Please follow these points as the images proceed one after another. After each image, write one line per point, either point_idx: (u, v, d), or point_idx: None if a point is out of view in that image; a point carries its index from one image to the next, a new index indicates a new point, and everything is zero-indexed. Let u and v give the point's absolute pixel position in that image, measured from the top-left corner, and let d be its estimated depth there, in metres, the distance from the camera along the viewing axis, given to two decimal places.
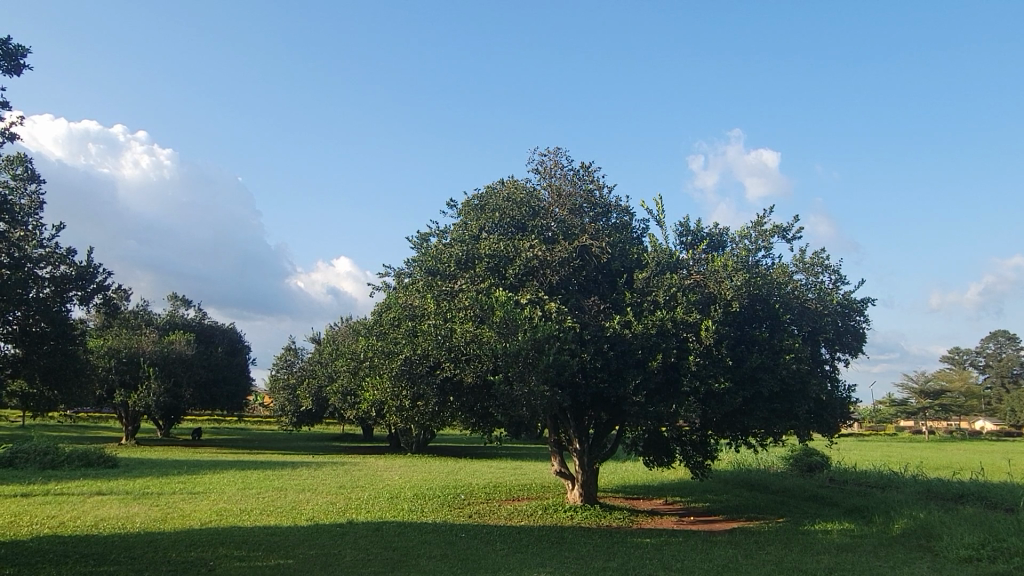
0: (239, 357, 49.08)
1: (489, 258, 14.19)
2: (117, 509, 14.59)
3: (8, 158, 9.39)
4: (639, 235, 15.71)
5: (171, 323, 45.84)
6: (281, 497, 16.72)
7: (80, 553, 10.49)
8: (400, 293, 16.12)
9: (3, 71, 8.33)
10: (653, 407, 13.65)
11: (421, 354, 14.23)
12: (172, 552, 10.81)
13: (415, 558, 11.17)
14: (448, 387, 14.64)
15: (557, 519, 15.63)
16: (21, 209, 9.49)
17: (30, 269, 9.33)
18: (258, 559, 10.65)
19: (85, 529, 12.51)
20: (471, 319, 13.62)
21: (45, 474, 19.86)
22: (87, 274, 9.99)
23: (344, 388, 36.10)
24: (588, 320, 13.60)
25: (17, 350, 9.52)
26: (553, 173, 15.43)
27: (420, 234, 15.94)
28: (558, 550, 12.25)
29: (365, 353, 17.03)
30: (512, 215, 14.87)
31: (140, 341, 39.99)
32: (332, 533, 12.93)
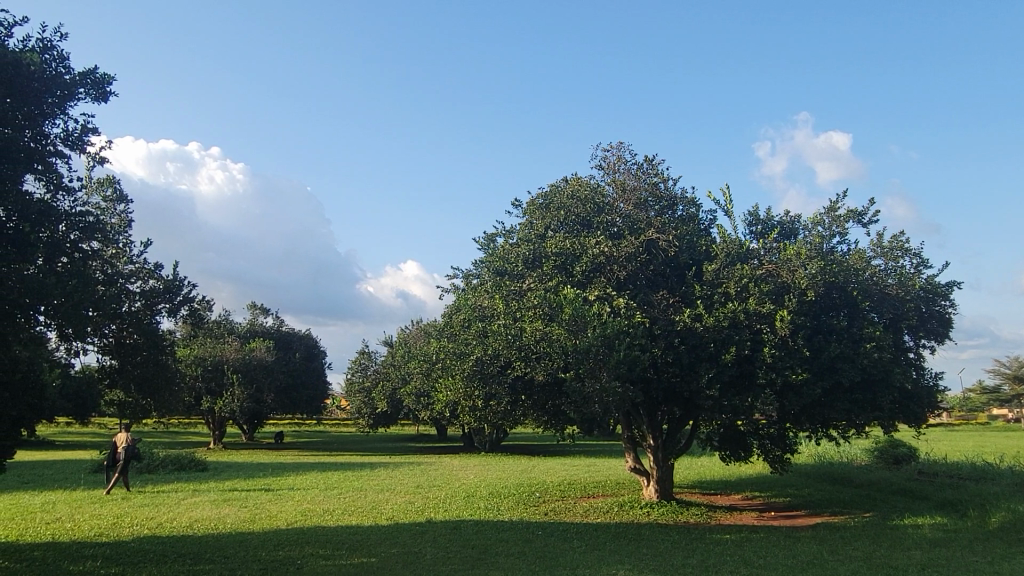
0: (315, 362, 50.49)
1: (556, 257, 14.21)
2: (209, 510, 15.25)
3: (98, 181, 9.92)
4: (707, 226, 15.45)
5: (250, 330, 47.68)
6: (361, 497, 17.18)
7: (178, 553, 11.03)
8: (469, 294, 16.34)
9: (92, 99, 8.83)
10: (728, 401, 13.41)
11: (493, 354, 14.37)
12: (262, 551, 11.26)
13: (494, 556, 11.27)
14: (519, 386, 14.70)
15: (634, 516, 15.53)
16: (111, 228, 9.99)
17: (122, 284, 9.78)
18: (343, 558, 10.95)
19: (181, 530, 13.16)
20: (541, 317, 13.72)
21: (143, 478, 20.97)
22: (174, 287, 10.36)
23: (417, 389, 36.73)
24: (657, 314, 13.43)
25: (114, 361, 10.11)
26: (616, 168, 15.31)
27: (486, 235, 16.10)
28: (636, 546, 12.18)
29: (437, 355, 17.28)
30: (577, 212, 14.82)
31: (223, 349, 41.71)
32: (412, 532, 13.18)
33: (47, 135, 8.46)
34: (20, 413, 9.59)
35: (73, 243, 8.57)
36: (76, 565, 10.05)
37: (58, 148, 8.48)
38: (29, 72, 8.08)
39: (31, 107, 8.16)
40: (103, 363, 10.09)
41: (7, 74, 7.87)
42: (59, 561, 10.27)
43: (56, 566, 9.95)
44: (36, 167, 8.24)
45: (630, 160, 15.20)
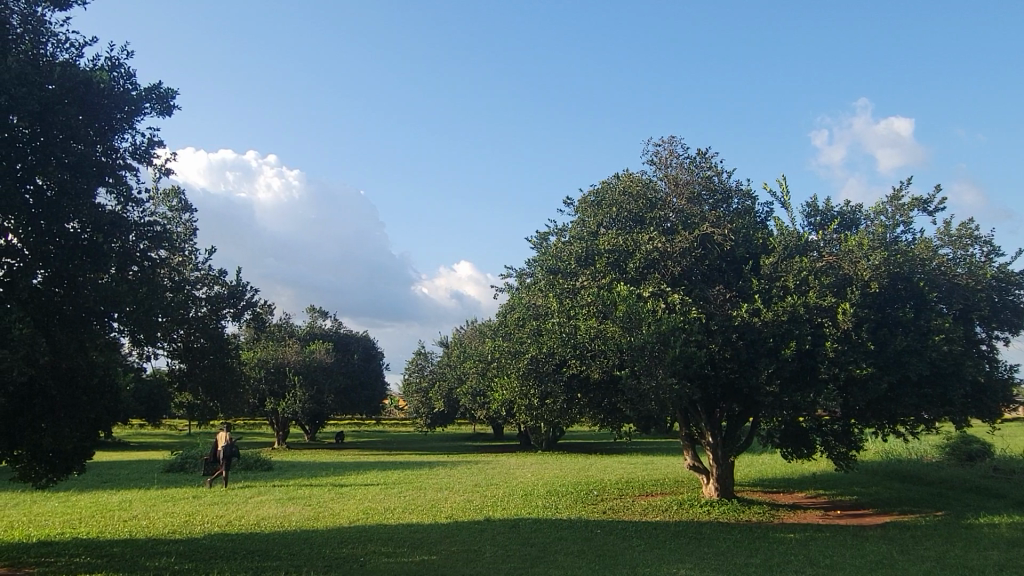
0: (373, 364, 51.31)
1: (609, 253, 14.10)
2: (275, 508, 15.71)
3: (164, 192, 10.31)
4: (763, 219, 15.14)
5: (310, 333, 48.87)
6: (420, 496, 17.42)
7: (247, 549, 11.40)
8: (523, 293, 16.40)
9: (157, 113, 9.19)
10: (789, 397, 13.11)
11: (548, 353, 14.40)
12: (326, 548, 11.55)
13: (553, 554, 11.29)
14: (575, 384, 14.70)
15: (694, 514, 15.34)
16: (177, 237, 10.37)
17: (188, 290, 10.16)
18: (404, 555, 11.15)
19: (249, 527, 13.59)
20: (595, 314, 13.69)
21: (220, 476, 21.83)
22: (238, 292, 10.72)
23: (473, 388, 37.02)
24: (714, 309, 13.21)
25: (183, 365, 10.49)
26: (669, 163, 15.13)
27: (539, 234, 16.13)
28: (697, 545, 12.02)
29: (492, 354, 17.40)
30: (630, 208, 14.70)
31: (285, 352, 42.85)
32: (471, 530, 13.32)
33: (117, 149, 8.85)
34: (98, 415, 10.03)
35: (142, 252, 8.95)
36: (153, 560, 10.48)
37: (127, 161, 8.87)
38: (99, 89, 8.46)
39: (101, 122, 8.54)
40: (172, 367, 10.47)
41: (78, 92, 8.25)
42: (136, 557, 10.73)
43: (134, 562, 10.39)
44: (107, 180, 8.63)
45: (682, 154, 15.00)
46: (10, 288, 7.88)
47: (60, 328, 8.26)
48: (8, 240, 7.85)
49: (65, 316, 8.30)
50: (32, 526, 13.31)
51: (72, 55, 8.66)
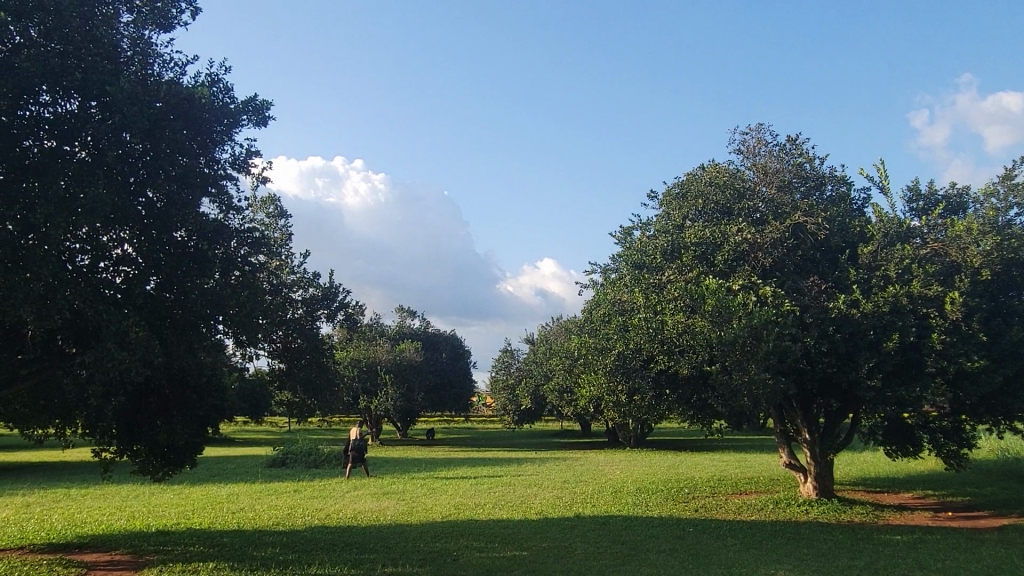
0: (461, 362, 52.12)
1: (696, 246, 13.78)
2: (371, 503, 16.20)
3: (261, 200, 10.80)
4: (860, 205, 14.47)
5: (399, 333, 50.16)
6: (510, 492, 17.57)
7: (345, 542, 11.83)
8: (608, 288, 16.27)
9: (254, 124, 9.62)
10: (892, 392, 12.47)
11: (635, 348, 14.25)
12: (421, 542, 11.83)
13: (645, 552, 11.17)
14: (664, 380, 14.50)
15: (791, 513, 14.84)
16: (274, 242, 10.84)
17: (286, 293, 10.62)
18: (496, 550, 11.28)
19: (347, 521, 14.09)
20: (682, 309, 13.43)
21: (322, 471, 22.76)
22: (331, 294, 11.14)
23: (559, 385, 37.07)
24: (809, 301, 12.71)
25: (283, 365, 10.91)
26: (757, 151, 14.67)
27: (623, 229, 15.97)
28: (796, 546, 11.60)
29: (579, 351, 17.36)
30: (716, 199, 14.31)
31: (376, 351, 44.14)
32: (561, 526, 13.35)
33: (218, 160, 9.33)
34: (206, 413, 10.57)
35: (243, 257, 9.40)
36: (259, 551, 11.02)
37: (228, 171, 9.34)
38: (201, 104, 8.90)
39: (203, 136, 9.02)
40: (273, 367, 10.90)
41: (182, 108, 8.71)
42: (245, 547, 11.32)
43: (242, 551, 10.96)
44: (210, 190, 9.15)
45: (771, 141, 14.52)
46: (127, 295, 8.35)
47: (172, 331, 8.76)
48: (124, 250, 8.34)
49: (175, 321, 8.79)
50: (151, 515, 14.26)
51: (176, 73, 9.18)
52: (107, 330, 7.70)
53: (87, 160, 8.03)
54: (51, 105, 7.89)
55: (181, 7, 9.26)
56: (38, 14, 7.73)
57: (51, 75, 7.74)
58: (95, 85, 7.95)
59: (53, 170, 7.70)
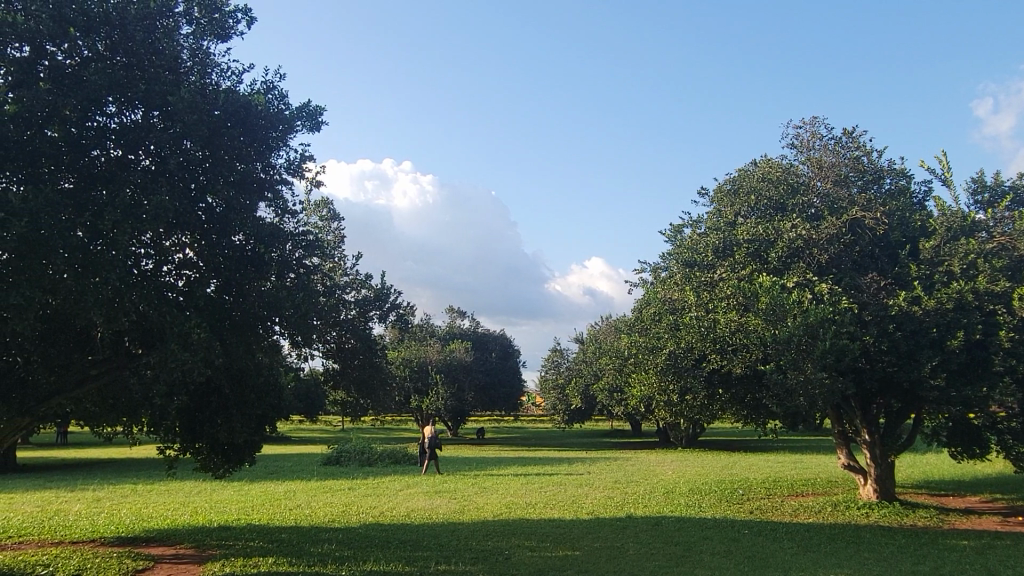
0: (510, 361, 52.29)
1: (748, 243, 13.52)
2: (423, 501, 16.39)
3: (314, 204, 11.03)
4: (921, 199, 14.02)
5: (450, 332, 50.60)
6: (561, 491, 17.55)
7: (399, 539, 11.99)
8: (658, 287, 16.12)
9: (307, 130, 9.84)
10: (957, 392, 12.06)
11: (687, 347, 14.09)
12: (473, 541, 11.91)
13: (699, 554, 11.03)
14: (716, 379, 14.30)
15: (850, 516, 14.45)
16: (328, 244, 11.05)
17: (339, 295, 10.82)
18: (548, 550, 11.28)
19: (401, 519, 14.27)
20: (735, 307, 13.21)
21: (374, 470, 23.10)
22: (383, 295, 11.31)
23: (610, 384, 36.86)
24: (868, 298, 12.33)
25: (337, 365, 11.12)
26: (811, 145, 14.33)
27: (673, 226, 15.80)
28: (856, 550, 11.30)
29: (629, 350, 17.24)
30: (770, 195, 14.03)
31: (427, 351, 44.63)
32: (613, 526, 13.27)
33: (274, 165, 9.57)
34: (264, 412, 10.84)
35: (298, 260, 9.63)
36: (316, 547, 11.27)
37: (283, 176, 9.58)
38: (257, 111, 9.14)
39: (259, 142, 9.27)
40: (328, 367, 11.12)
41: (240, 115, 8.97)
42: (302, 543, 11.58)
43: (300, 547, 11.21)
44: (266, 195, 9.41)
45: (826, 135, 14.18)
46: (189, 297, 8.63)
47: (232, 331, 9.03)
48: (186, 254, 8.63)
49: (235, 322, 9.05)
50: (214, 511, 14.71)
51: (233, 82, 9.45)
52: (171, 331, 7.96)
53: (150, 167, 8.32)
54: (117, 116, 8.20)
55: (238, 17, 9.53)
56: (104, 29, 8.07)
57: (118, 87, 8.05)
58: (158, 95, 8.24)
59: (120, 179, 8.01)
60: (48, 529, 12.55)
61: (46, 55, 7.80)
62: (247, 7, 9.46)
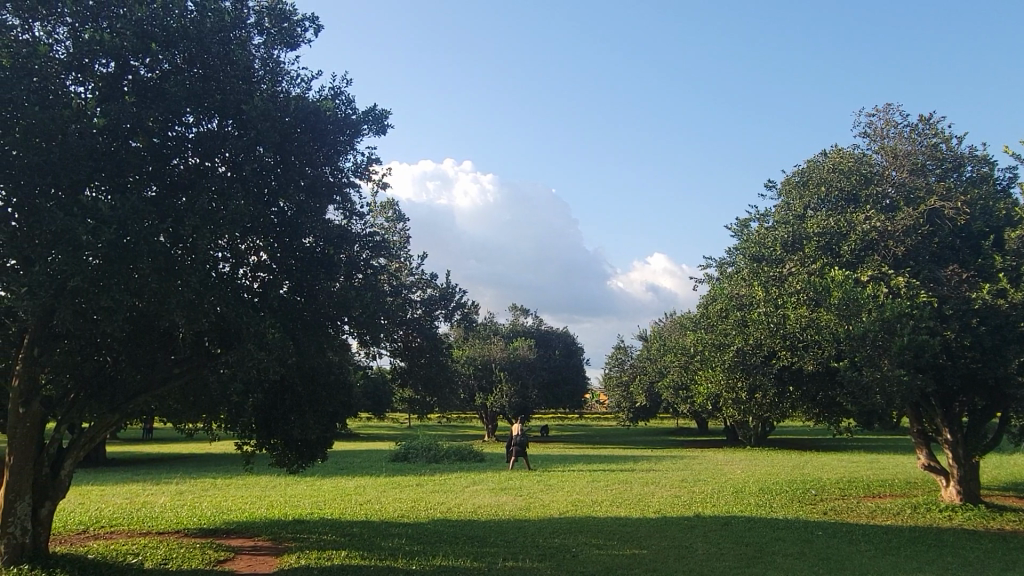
0: (574, 358, 52.18)
1: (819, 237, 13.12)
2: (489, 498, 16.52)
3: (380, 205, 11.25)
4: (1006, 186, 13.36)
5: (513, 330, 50.80)
6: (627, 490, 17.44)
7: (467, 535, 12.14)
8: (725, 282, 15.82)
9: (373, 133, 10.05)
10: None
11: (755, 344, 13.79)
12: (540, 538, 11.97)
13: (771, 555, 10.79)
14: (787, 377, 13.93)
15: (931, 519, 13.89)
16: (393, 245, 11.24)
17: (405, 294, 11.01)
18: (616, 548, 11.24)
19: (468, 515, 14.43)
20: (806, 302, 12.84)
21: (441, 466, 23.43)
22: (448, 294, 11.43)
23: (675, 382, 36.37)
24: (948, 291, 11.79)
25: (403, 363, 11.32)
26: (885, 133, 13.83)
27: (739, 221, 15.48)
28: (939, 554, 10.85)
29: (695, 347, 16.98)
30: (841, 186, 13.57)
31: (491, 349, 44.93)
32: (681, 526, 13.12)
33: (342, 168, 9.81)
34: (335, 409, 11.10)
35: (366, 261, 9.84)
36: (387, 541, 11.52)
37: (351, 179, 9.80)
38: (326, 116, 9.38)
39: (328, 146, 9.50)
40: (395, 365, 11.33)
41: (309, 121, 9.21)
42: (374, 537, 11.86)
43: (371, 542, 11.49)
44: (335, 198, 9.65)
45: (901, 122, 13.67)
46: (263, 298, 8.94)
47: (304, 331, 9.34)
48: (260, 257, 8.94)
49: (306, 322, 9.34)
50: (288, 505, 15.21)
51: (303, 89, 9.72)
52: (247, 331, 8.25)
53: (226, 174, 8.65)
54: (195, 125, 8.54)
55: (305, 25, 9.79)
56: (183, 42, 8.41)
57: (195, 97, 8.39)
58: (233, 105, 8.55)
59: (199, 185, 8.35)
60: (136, 519, 13.20)
61: (130, 69, 8.19)
62: (315, 16, 9.71)
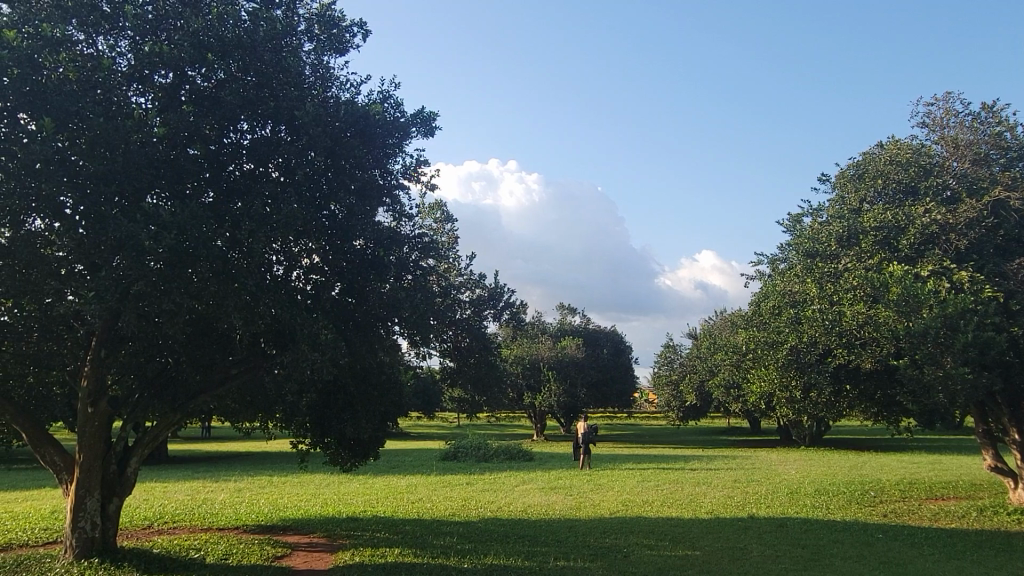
0: (622, 357, 51.78)
1: (876, 231, 12.77)
2: (539, 497, 16.52)
3: (429, 206, 11.34)
4: None
5: (561, 329, 50.70)
6: (679, 490, 17.22)
7: (518, 534, 12.17)
8: (777, 279, 15.52)
9: (421, 135, 10.14)
10: None
11: (809, 342, 13.48)
12: (590, 537, 11.91)
13: (829, 558, 10.54)
14: (843, 375, 13.58)
15: (998, 522, 13.37)
16: (442, 245, 11.31)
17: (454, 295, 11.06)
18: (668, 548, 11.13)
19: (518, 514, 14.48)
20: (863, 299, 12.50)
21: (491, 465, 23.54)
22: (497, 294, 11.44)
23: (726, 381, 35.81)
24: (1015, 286, 11.37)
25: (453, 363, 11.39)
26: (945, 122, 13.39)
27: (792, 216, 15.17)
28: (1007, 559, 10.44)
29: (747, 345, 16.70)
30: (899, 178, 13.17)
31: (539, 348, 44.94)
32: (734, 527, 12.92)
33: (391, 171, 9.92)
34: (387, 409, 11.24)
35: (415, 262, 9.92)
36: (439, 539, 11.64)
37: (400, 181, 9.91)
38: (375, 120, 9.50)
39: (378, 150, 9.62)
40: (445, 366, 11.42)
41: (358, 125, 9.35)
42: (426, 535, 11.98)
43: (424, 540, 11.61)
44: (385, 200, 9.78)
45: (962, 111, 13.21)
46: (316, 300, 9.13)
47: (355, 331, 9.52)
48: (312, 260, 9.11)
49: (358, 322, 9.52)
50: (342, 503, 15.47)
51: (352, 94, 9.86)
52: (302, 332, 8.42)
53: (280, 179, 8.84)
54: (250, 132, 8.77)
55: (354, 31, 9.94)
56: (237, 51, 8.60)
57: (250, 105, 8.60)
58: (286, 111, 8.72)
59: (254, 191, 8.55)
60: (197, 516, 13.60)
61: (187, 79, 8.42)
62: (363, 21, 9.84)
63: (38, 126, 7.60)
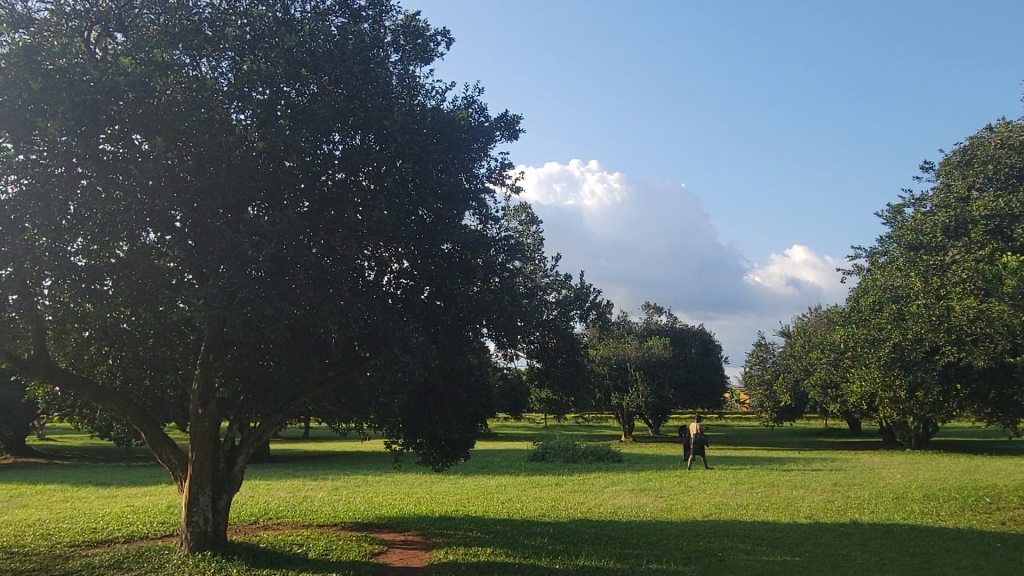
0: (711, 357, 50.61)
1: (986, 220, 12.04)
2: (629, 499, 16.36)
3: (514, 209, 11.42)
4: None
5: (647, 329, 50.01)
6: (775, 493, 16.68)
7: (609, 535, 12.10)
8: (878, 274, 14.83)
9: (505, 139, 10.24)
10: None
11: (914, 339, 12.77)
12: (684, 541, 11.70)
13: (942, 567, 9.95)
14: (953, 373, 12.55)
15: None
16: (528, 246, 11.36)
17: (539, 295, 10.94)
18: (766, 553, 10.80)
19: (608, 515, 14.39)
20: (973, 292, 11.80)
21: (580, 466, 23.49)
22: (583, 294, 11.37)
23: (823, 380, 34.44)
24: None
25: (541, 363, 11.44)
26: None
27: (892, 207, 14.48)
28: None
29: (845, 342, 16.03)
30: (1011, 163, 12.38)
31: (625, 348, 44.52)
32: (836, 532, 12.40)
33: (476, 175, 10.06)
34: (477, 409, 11.39)
35: (501, 264, 9.96)
36: (530, 539, 11.72)
37: (485, 185, 10.04)
38: (460, 125, 9.65)
39: (463, 155, 9.78)
40: (533, 367, 11.48)
41: (444, 131, 9.52)
42: (517, 535, 12.08)
43: (515, 539, 11.71)
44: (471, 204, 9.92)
45: None
46: (406, 303, 9.36)
47: (444, 333, 9.71)
48: (402, 264, 9.34)
49: (447, 324, 9.71)
50: (435, 502, 15.78)
51: (438, 100, 10.06)
52: (394, 334, 8.65)
53: (370, 187, 9.12)
54: (342, 142, 9.07)
55: (438, 40, 10.15)
56: (329, 65, 8.88)
57: (341, 116, 8.91)
58: (375, 120, 8.97)
59: (345, 200, 8.85)
60: (298, 513, 14.17)
61: (282, 95, 8.74)
62: (447, 29, 10.04)
63: (151, 146, 8.11)
